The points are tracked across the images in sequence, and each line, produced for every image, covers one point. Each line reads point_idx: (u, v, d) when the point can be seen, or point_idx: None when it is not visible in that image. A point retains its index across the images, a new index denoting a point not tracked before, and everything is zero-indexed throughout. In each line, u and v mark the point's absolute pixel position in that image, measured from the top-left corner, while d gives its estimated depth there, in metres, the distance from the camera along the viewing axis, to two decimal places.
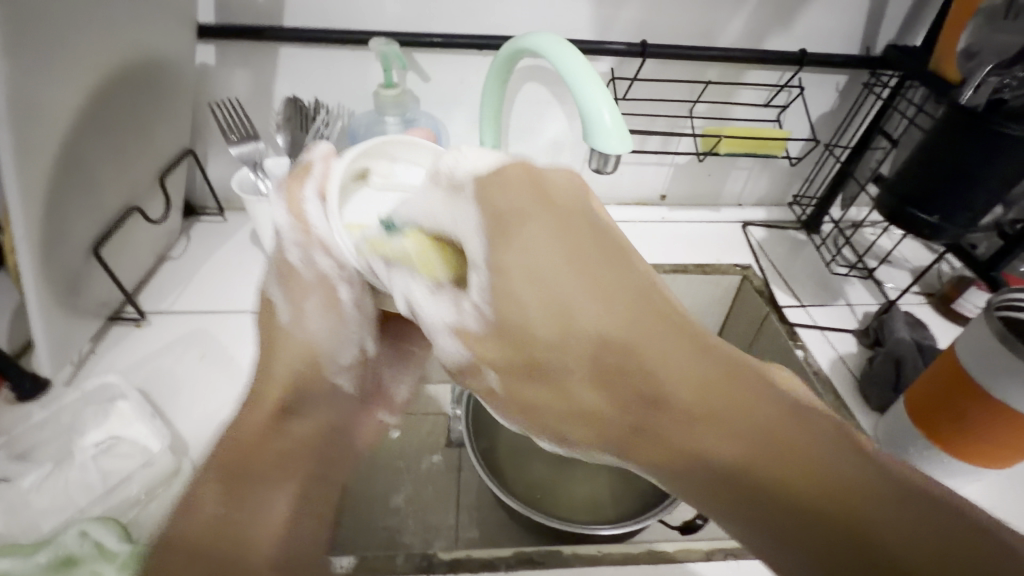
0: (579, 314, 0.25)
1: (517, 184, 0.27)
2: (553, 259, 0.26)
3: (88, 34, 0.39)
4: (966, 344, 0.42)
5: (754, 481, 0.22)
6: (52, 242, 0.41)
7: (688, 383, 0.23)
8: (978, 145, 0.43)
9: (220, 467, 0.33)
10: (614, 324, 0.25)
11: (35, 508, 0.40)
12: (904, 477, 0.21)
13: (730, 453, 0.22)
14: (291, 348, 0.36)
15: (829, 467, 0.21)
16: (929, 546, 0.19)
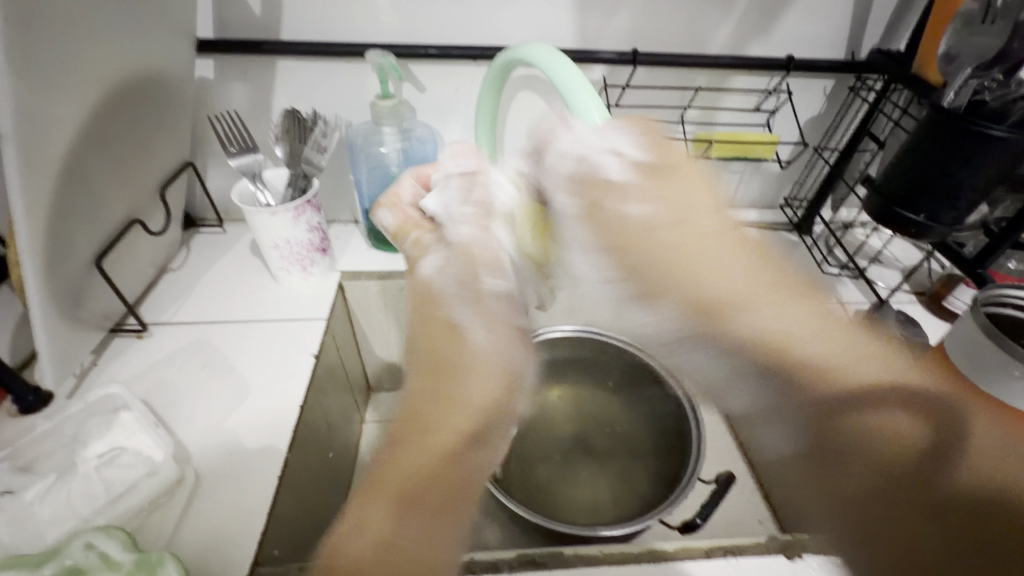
0: (765, 303, 0.40)
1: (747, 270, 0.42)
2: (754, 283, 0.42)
3: (90, 51, 0.39)
4: (956, 340, 0.43)
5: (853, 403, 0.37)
6: (55, 254, 0.42)
7: (825, 345, 0.39)
8: (962, 144, 0.44)
9: (386, 491, 0.34)
10: (781, 309, 0.39)
11: (40, 519, 0.40)
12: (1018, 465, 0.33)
13: (859, 396, 0.37)
14: (484, 359, 0.44)
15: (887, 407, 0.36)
16: (971, 491, 0.32)
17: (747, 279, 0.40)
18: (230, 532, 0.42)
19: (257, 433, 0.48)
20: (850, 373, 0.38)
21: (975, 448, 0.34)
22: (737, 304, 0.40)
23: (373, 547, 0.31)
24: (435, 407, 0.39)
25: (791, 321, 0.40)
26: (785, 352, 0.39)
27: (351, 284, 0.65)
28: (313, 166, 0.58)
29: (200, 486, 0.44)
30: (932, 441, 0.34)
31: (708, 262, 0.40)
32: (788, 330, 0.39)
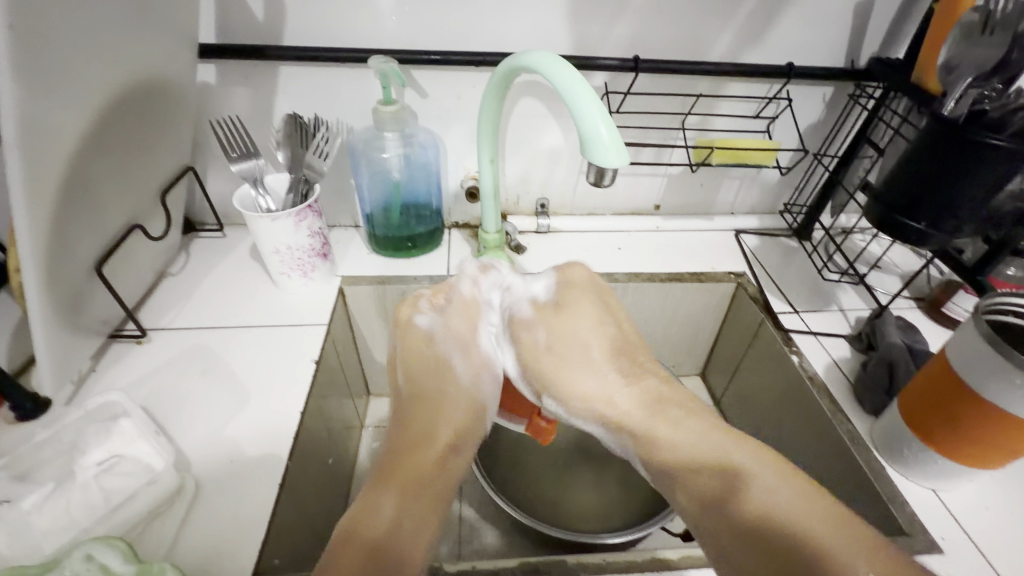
0: (618, 380, 0.44)
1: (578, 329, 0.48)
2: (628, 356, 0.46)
3: (94, 57, 0.39)
4: (957, 348, 0.43)
5: (713, 464, 0.37)
6: (56, 260, 0.41)
7: (679, 421, 0.40)
8: (963, 153, 0.44)
9: (393, 480, 0.39)
10: (624, 381, 0.44)
11: (37, 529, 0.39)
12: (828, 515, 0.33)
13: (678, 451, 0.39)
14: (465, 392, 0.47)
15: (703, 465, 0.37)
16: (743, 526, 0.33)
17: (641, 383, 0.44)
18: (230, 542, 0.41)
19: (257, 440, 0.48)
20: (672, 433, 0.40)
21: (772, 480, 0.35)
22: (620, 381, 0.44)
23: (383, 546, 0.35)
24: (419, 442, 0.42)
25: (620, 391, 0.44)
26: (651, 440, 0.40)
27: (353, 289, 0.65)
28: (314, 171, 0.58)
29: (200, 494, 0.44)
30: (748, 496, 0.34)
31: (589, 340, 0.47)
32: (615, 397, 0.43)
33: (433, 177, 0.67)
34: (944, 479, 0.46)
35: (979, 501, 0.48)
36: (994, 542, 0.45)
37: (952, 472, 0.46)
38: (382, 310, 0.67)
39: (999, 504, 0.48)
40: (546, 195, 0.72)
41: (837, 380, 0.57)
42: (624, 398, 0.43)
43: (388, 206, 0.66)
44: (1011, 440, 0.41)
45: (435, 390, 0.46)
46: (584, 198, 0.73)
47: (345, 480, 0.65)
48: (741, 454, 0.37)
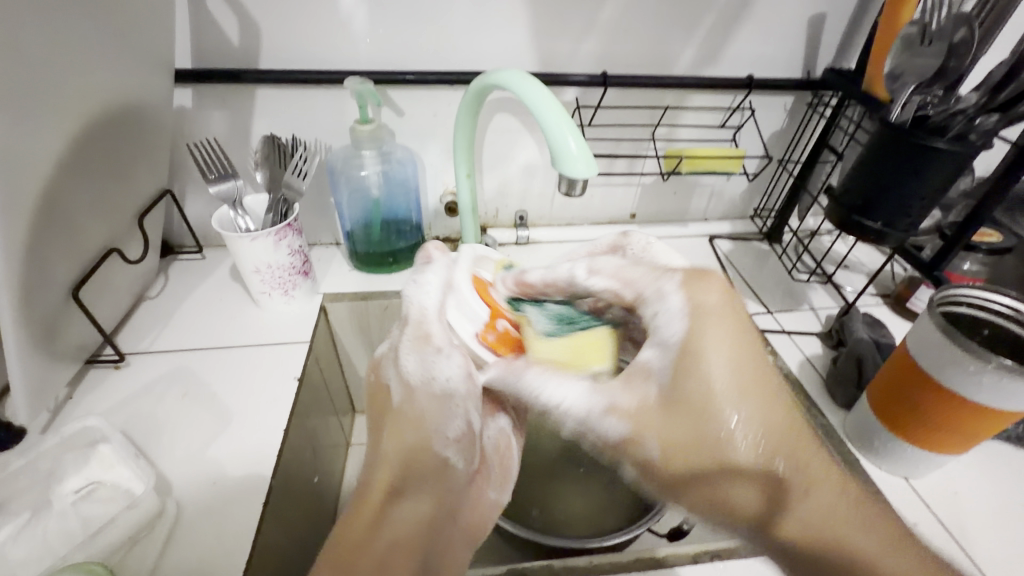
0: (730, 445, 0.31)
1: (722, 325, 0.31)
2: (674, 374, 0.32)
3: (68, 87, 0.40)
4: (916, 338, 0.45)
5: (704, 472, 0.32)
6: (32, 286, 0.41)
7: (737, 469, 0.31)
8: (912, 156, 0.47)
9: (329, 556, 0.35)
10: (740, 397, 0.31)
11: (13, 560, 0.38)
12: (807, 492, 0.31)
13: (744, 454, 0.31)
14: (410, 433, 0.40)
15: (711, 473, 0.32)
16: (814, 543, 0.30)
17: (681, 372, 0.32)
18: (215, 561, 0.41)
19: (241, 460, 0.47)
20: (726, 439, 0.31)
21: (853, 519, 0.30)
22: (712, 411, 0.31)
23: (376, 545, 0.35)
24: (380, 467, 0.39)
25: (739, 450, 0.31)
26: (671, 453, 0.32)
27: (335, 306, 0.65)
28: (293, 190, 0.58)
29: (181, 518, 0.43)
30: (734, 493, 0.31)
31: (703, 358, 0.31)
32: (733, 453, 0.31)
33: (412, 194, 0.68)
34: (915, 467, 0.48)
35: (948, 486, 0.50)
36: (964, 523, 0.47)
37: (920, 460, 0.48)
38: (364, 326, 0.68)
39: (968, 488, 0.50)
40: (524, 207, 0.74)
41: (810, 377, 0.59)
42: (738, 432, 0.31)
43: (368, 222, 0.67)
44: (972, 423, 0.43)
45: (388, 403, 0.42)
46: (561, 209, 0.75)
47: (331, 499, 0.64)
48: (842, 488, 0.32)
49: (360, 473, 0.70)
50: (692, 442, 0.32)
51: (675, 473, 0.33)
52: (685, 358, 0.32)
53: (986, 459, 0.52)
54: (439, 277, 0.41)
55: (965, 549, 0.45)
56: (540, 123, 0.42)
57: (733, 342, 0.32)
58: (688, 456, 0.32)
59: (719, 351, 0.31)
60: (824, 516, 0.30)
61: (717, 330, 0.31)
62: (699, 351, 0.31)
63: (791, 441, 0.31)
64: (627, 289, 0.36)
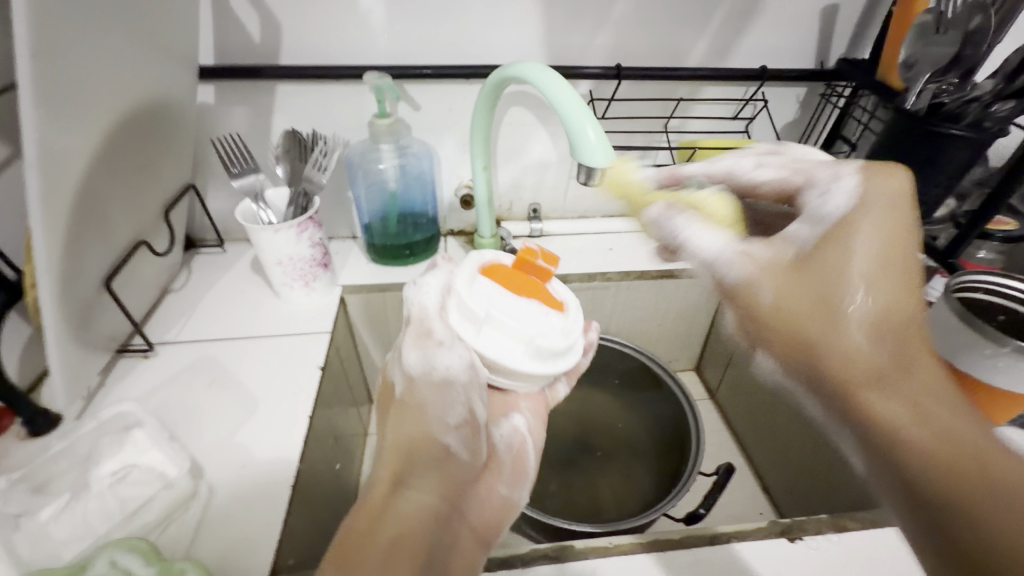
0: (854, 346, 0.38)
1: (861, 255, 0.38)
2: (841, 289, 0.39)
3: (102, 83, 0.41)
4: (930, 323, 0.45)
5: (807, 353, 0.40)
6: (69, 276, 0.43)
7: (863, 368, 0.37)
8: (927, 144, 0.47)
9: (333, 554, 0.35)
10: (870, 289, 0.38)
11: (55, 537, 0.40)
12: (916, 415, 0.35)
13: (852, 345, 0.38)
14: (416, 424, 0.43)
15: (849, 383, 0.38)
16: (951, 454, 0.33)
17: (798, 281, 0.40)
18: (247, 539, 0.42)
19: (268, 445, 0.49)
20: (857, 349, 0.38)
21: (953, 425, 0.34)
22: (837, 318, 0.39)
23: (377, 546, 0.35)
24: (414, 451, 0.42)
25: (858, 344, 0.38)
26: (806, 353, 0.40)
27: (353, 297, 0.66)
28: (313, 184, 0.59)
29: (213, 499, 0.45)
30: (873, 402, 0.37)
31: (817, 274, 0.39)
32: (864, 350, 0.38)
33: (428, 187, 0.69)
34: None
35: None
36: None
37: None
38: (381, 317, 0.69)
39: None
40: (538, 200, 0.75)
41: None
42: (861, 314, 0.38)
43: (385, 215, 0.69)
44: (988, 407, 0.43)
45: (391, 394, 0.47)
46: (574, 202, 0.76)
47: (352, 488, 0.65)
48: (940, 397, 0.36)
49: (378, 462, 0.72)
50: (797, 346, 0.40)
51: (800, 366, 0.41)
52: (840, 270, 0.39)
53: None
54: (438, 280, 0.47)
55: None
56: (558, 114, 0.43)
57: (882, 236, 0.39)
58: (830, 368, 0.39)
59: (777, 280, 0.41)
60: (937, 440, 0.34)
61: (867, 237, 0.39)
62: (848, 230, 0.39)
63: (876, 355, 0.38)
64: (777, 266, 0.42)
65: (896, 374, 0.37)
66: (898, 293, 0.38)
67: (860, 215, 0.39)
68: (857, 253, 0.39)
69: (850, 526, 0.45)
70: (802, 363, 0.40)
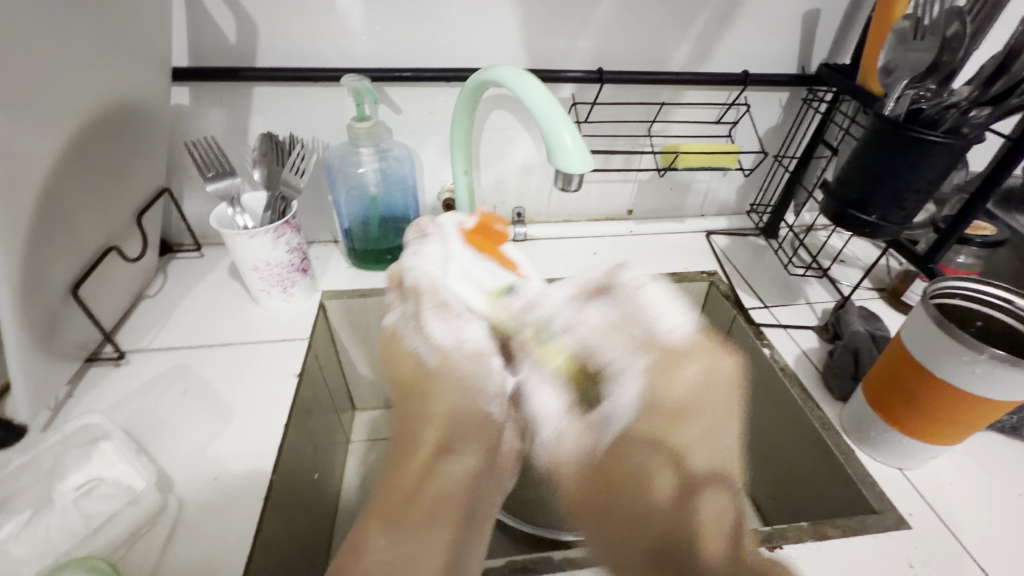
0: (694, 451, 0.34)
1: (700, 377, 0.34)
2: (665, 378, 0.34)
3: (66, 87, 0.40)
4: (909, 329, 0.46)
5: (632, 462, 0.35)
6: (31, 285, 0.41)
7: (657, 461, 0.34)
8: (905, 149, 0.48)
9: (375, 514, 0.37)
10: (690, 432, 0.34)
11: (15, 556, 0.39)
12: (719, 513, 0.34)
13: (673, 443, 0.34)
14: (447, 393, 0.43)
15: (655, 452, 0.35)
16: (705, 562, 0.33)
17: (671, 385, 0.34)
18: (219, 555, 0.41)
19: (242, 457, 0.48)
20: (667, 431, 0.34)
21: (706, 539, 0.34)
22: (675, 403, 0.34)
23: (424, 501, 0.38)
24: (424, 407, 0.43)
25: (696, 459, 0.34)
26: (653, 437, 0.35)
27: (333, 303, 0.65)
28: (291, 188, 0.58)
29: (182, 514, 0.44)
30: (677, 490, 0.34)
31: (681, 394, 0.34)
32: (682, 458, 0.34)
33: (410, 190, 0.68)
34: (909, 457, 0.49)
35: (943, 477, 0.50)
36: (958, 513, 0.47)
37: (915, 451, 0.48)
38: (362, 323, 0.68)
39: (961, 478, 0.50)
40: (522, 204, 0.74)
41: (806, 370, 0.59)
42: (674, 442, 0.34)
43: (366, 219, 0.68)
44: (963, 413, 0.43)
45: (422, 372, 0.44)
46: (558, 206, 0.75)
47: (332, 496, 0.64)
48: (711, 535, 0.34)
49: (359, 469, 0.71)
50: (609, 472, 0.35)
51: (609, 454, 0.35)
52: (679, 377, 0.34)
53: (979, 449, 0.52)
54: (438, 249, 0.47)
55: (958, 538, 0.45)
56: (536, 119, 0.42)
57: (726, 386, 0.34)
58: (637, 446, 0.35)
59: (688, 380, 0.34)
60: (710, 536, 0.34)
61: (698, 368, 0.34)
62: (681, 359, 0.34)
63: (701, 467, 0.34)
64: (609, 345, 0.37)
65: (698, 476, 0.34)
66: (700, 381, 0.34)
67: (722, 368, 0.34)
68: (706, 373, 0.34)
69: (832, 533, 0.44)
70: (573, 483, 0.36)
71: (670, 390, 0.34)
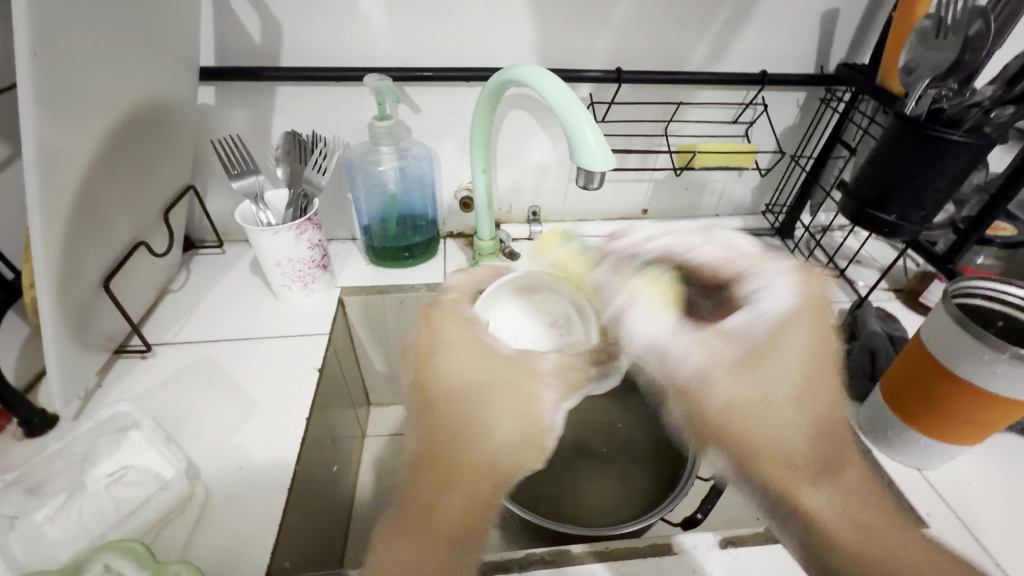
0: (812, 457, 0.36)
1: (803, 348, 0.36)
2: (765, 363, 0.36)
3: (103, 85, 0.41)
4: (929, 329, 0.45)
5: (745, 444, 0.37)
6: (67, 276, 0.43)
7: (783, 446, 0.36)
8: (926, 149, 0.47)
9: (409, 515, 0.33)
10: (803, 409, 0.36)
11: (51, 539, 0.40)
12: (860, 495, 0.36)
13: (798, 428, 0.36)
14: (514, 411, 0.36)
15: (776, 441, 0.36)
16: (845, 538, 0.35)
17: (773, 360, 0.36)
18: (245, 542, 0.42)
19: (266, 448, 0.49)
20: (790, 415, 0.36)
21: (851, 495, 0.36)
22: (762, 364, 0.36)
23: (449, 506, 0.34)
24: (462, 424, 0.36)
25: (810, 458, 0.36)
26: (745, 423, 0.37)
27: (351, 300, 0.66)
28: (313, 185, 0.59)
29: (209, 501, 0.45)
30: (794, 479, 0.36)
31: (777, 365, 0.36)
32: (793, 439, 0.36)
33: (428, 189, 0.69)
34: (927, 457, 0.49)
35: (961, 477, 0.50)
36: (977, 513, 0.47)
37: (933, 451, 0.48)
38: (380, 319, 0.69)
39: (980, 479, 0.50)
40: (537, 203, 0.75)
41: None
42: (800, 423, 0.36)
43: (385, 217, 0.69)
44: (984, 414, 0.43)
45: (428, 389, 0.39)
46: (573, 205, 0.76)
47: (349, 489, 0.65)
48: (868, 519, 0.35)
49: (375, 464, 0.72)
50: (744, 425, 0.37)
51: (725, 421, 0.38)
52: (776, 352, 0.36)
53: (998, 451, 0.52)
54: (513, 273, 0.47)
55: (976, 538, 0.45)
56: (558, 118, 0.43)
57: (816, 342, 0.36)
58: (761, 422, 0.37)
59: (789, 355, 0.36)
60: (845, 500, 0.36)
61: (799, 334, 0.36)
62: (780, 336, 0.36)
63: (816, 436, 0.37)
64: (734, 262, 0.39)
65: (819, 454, 0.36)
66: (813, 339, 0.36)
67: (824, 317, 0.36)
68: (807, 337, 0.36)
69: None
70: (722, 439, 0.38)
71: (770, 357, 0.36)
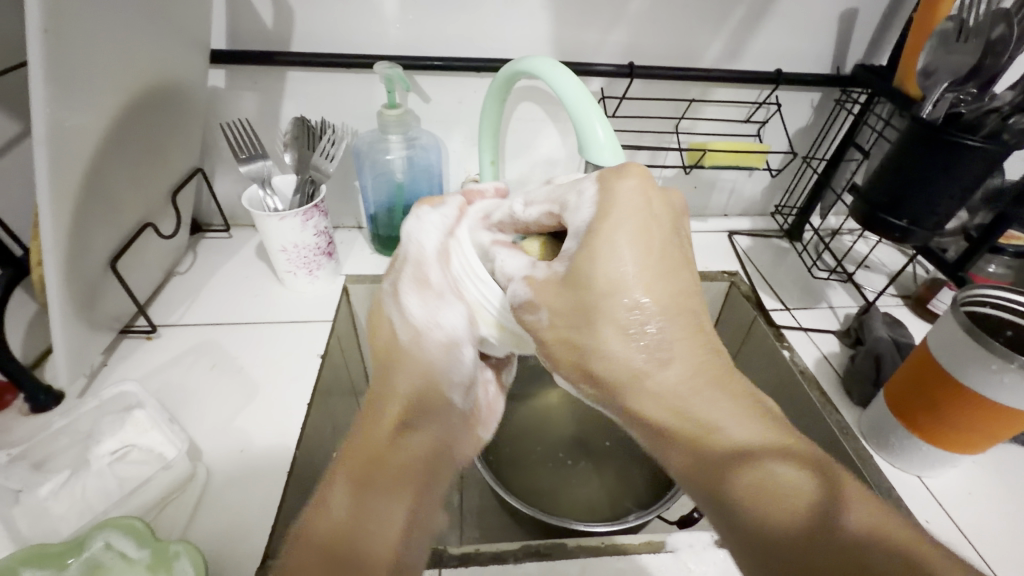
0: (718, 416, 0.30)
1: (637, 228, 0.32)
2: (595, 283, 0.32)
3: (113, 64, 0.41)
4: (936, 337, 0.45)
5: (609, 383, 0.33)
6: (75, 255, 0.43)
7: (644, 378, 0.32)
8: (941, 154, 0.47)
9: (348, 471, 0.36)
10: (657, 319, 0.32)
11: (55, 514, 0.40)
12: (777, 449, 0.29)
13: (657, 382, 0.32)
14: (414, 369, 0.42)
15: (659, 386, 0.32)
16: (790, 537, 0.26)
17: (599, 263, 0.32)
18: (245, 523, 0.43)
19: (267, 431, 0.49)
20: (620, 348, 0.32)
21: (760, 442, 0.29)
22: (607, 279, 0.32)
23: (391, 462, 0.38)
24: (384, 383, 0.42)
25: (728, 428, 0.29)
26: (587, 345, 0.33)
27: (355, 287, 0.66)
28: (320, 172, 0.59)
29: (210, 482, 0.45)
30: (700, 431, 0.30)
31: (622, 288, 0.32)
32: (661, 397, 0.32)
33: (435, 179, 0.69)
34: (929, 466, 0.48)
35: (963, 486, 0.50)
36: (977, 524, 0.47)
37: (936, 460, 0.48)
38: None
39: (981, 488, 0.50)
40: None
41: (825, 374, 0.59)
42: (638, 329, 0.32)
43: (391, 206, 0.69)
44: (988, 424, 0.43)
45: (395, 343, 0.44)
46: None
47: None
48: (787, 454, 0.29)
49: None
50: (577, 348, 0.34)
51: (556, 343, 0.34)
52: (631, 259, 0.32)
53: (1003, 462, 0.52)
54: (439, 219, 0.42)
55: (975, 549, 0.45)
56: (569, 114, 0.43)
57: (643, 239, 0.32)
58: (604, 354, 0.33)
59: (626, 253, 0.32)
60: (773, 449, 0.29)
61: (630, 224, 0.32)
62: (609, 230, 0.32)
63: (705, 382, 0.31)
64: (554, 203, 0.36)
65: (731, 395, 0.31)
66: (648, 238, 0.32)
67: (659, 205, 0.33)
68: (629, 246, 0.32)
69: None
70: (576, 368, 0.35)
71: (586, 272, 0.32)
